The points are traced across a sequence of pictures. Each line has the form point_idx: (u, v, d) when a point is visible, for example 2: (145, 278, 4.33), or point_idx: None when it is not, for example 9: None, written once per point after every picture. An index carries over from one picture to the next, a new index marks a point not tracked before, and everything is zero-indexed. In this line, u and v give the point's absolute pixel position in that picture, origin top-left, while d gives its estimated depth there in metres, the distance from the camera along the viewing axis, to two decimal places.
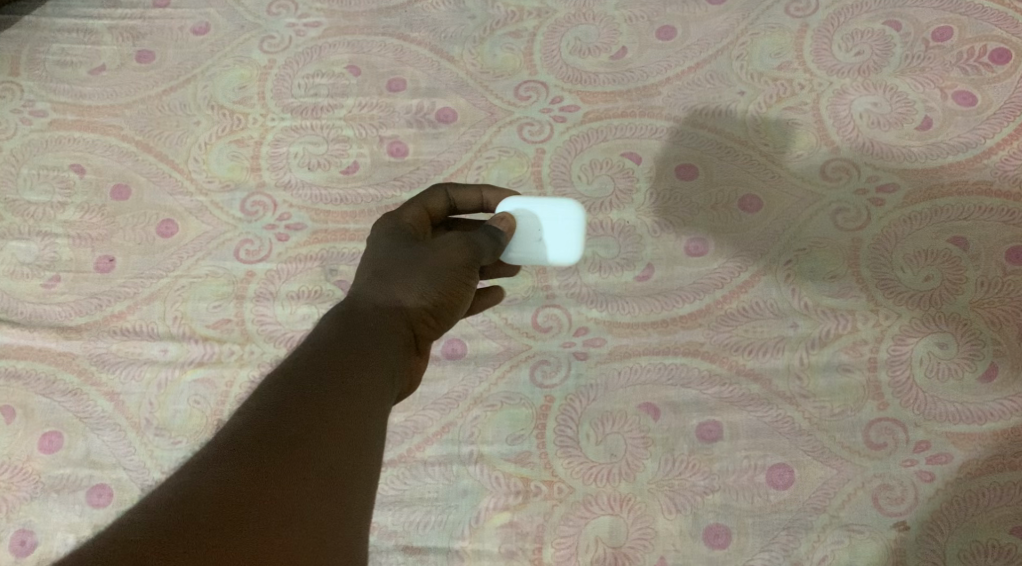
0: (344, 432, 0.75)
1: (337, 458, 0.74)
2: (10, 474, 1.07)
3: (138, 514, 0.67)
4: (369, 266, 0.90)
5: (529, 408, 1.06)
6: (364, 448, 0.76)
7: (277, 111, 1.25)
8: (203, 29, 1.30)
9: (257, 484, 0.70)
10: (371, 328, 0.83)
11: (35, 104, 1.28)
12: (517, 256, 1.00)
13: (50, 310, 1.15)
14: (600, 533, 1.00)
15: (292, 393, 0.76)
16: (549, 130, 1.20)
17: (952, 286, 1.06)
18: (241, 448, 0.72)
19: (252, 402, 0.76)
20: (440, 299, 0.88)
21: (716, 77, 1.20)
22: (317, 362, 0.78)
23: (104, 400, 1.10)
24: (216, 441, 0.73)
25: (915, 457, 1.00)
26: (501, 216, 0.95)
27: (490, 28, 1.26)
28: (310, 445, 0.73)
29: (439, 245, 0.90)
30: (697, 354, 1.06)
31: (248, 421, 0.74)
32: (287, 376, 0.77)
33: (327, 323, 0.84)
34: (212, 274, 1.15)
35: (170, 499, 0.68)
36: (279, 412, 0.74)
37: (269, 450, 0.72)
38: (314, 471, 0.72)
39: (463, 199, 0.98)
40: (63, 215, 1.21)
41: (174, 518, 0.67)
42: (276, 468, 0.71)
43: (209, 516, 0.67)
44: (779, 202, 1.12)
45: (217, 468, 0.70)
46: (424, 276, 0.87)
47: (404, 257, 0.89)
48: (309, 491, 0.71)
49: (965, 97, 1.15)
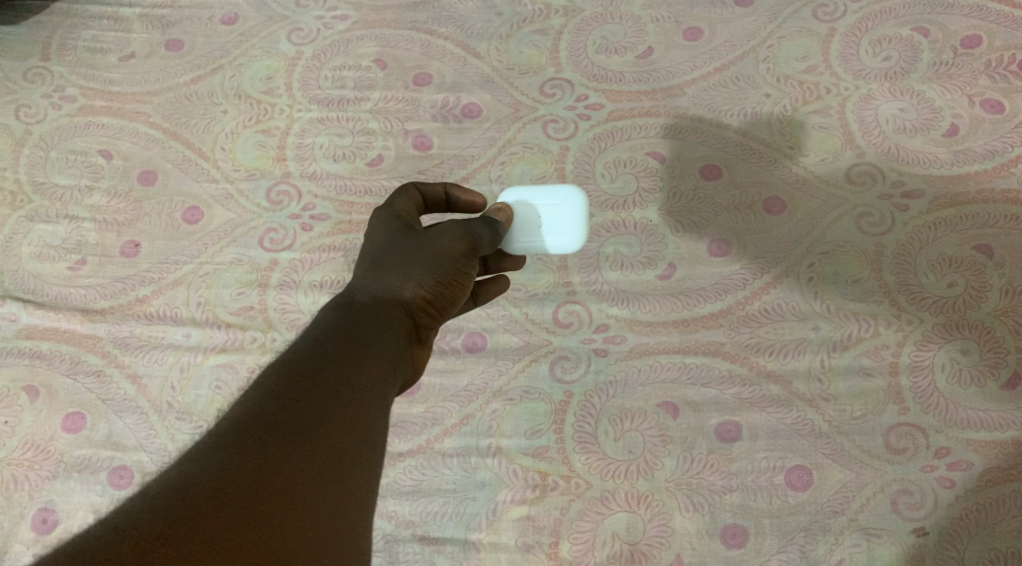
0: (346, 421, 0.75)
1: (339, 442, 0.74)
2: (33, 453, 1.08)
3: (141, 502, 0.67)
4: (368, 258, 0.90)
5: (548, 403, 1.06)
6: (367, 436, 0.76)
7: (303, 102, 1.25)
8: (231, 20, 1.31)
9: (260, 472, 0.70)
10: (373, 320, 0.83)
11: (65, 89, 1.29)
12: (522, 246, 1.02)
13: (76, 293, 1.16)
14: (617, 529, 1.00)
15: (292, 381, 0.76)
16: (573, 128, 1.20)
17: (976, 294, 1.06)
18: (242, 435, 0.71)
19: (251, 390, 0.75)
20: (440, 290, 0.88)
21: (742, 79, 1.20)
22: (317, 352, 0.78)
23: (127, 383, 1.11)
24: (215, 430, 0.72)
25: (935, 463, 1.00)
26: (499, 207, 1.00)
27: (516, 25, 1.27)
28: (313, 431, 0.73)
29: (438, 234, 0.90)
30: (717, 354, 1.06)
31: (247, 410, 0.74)
32: (285, 366, 0.77)
33: (327, 314, 0.83)
34: (236, 262, 1.16)
35: (172, 486, 0.68)
36: (279, 399, 0.74)
37: (270, 436, 0.72)
38: (318, 456, 0.72)
39: (431, 193, 0.97)
40: (90, 200, 1.22)
41: (177, 505, 0.67)
42: (278, 453, 0.71)
43: (212, 503, 0.67)
44: (803, 205, 1.13)
45: (219, 455, 0.70)
46: (423, 266, 0.88)
47: (403, 249, 0.89)
48: (314, 477, 0.72)
49: (993, 105, 1.14)
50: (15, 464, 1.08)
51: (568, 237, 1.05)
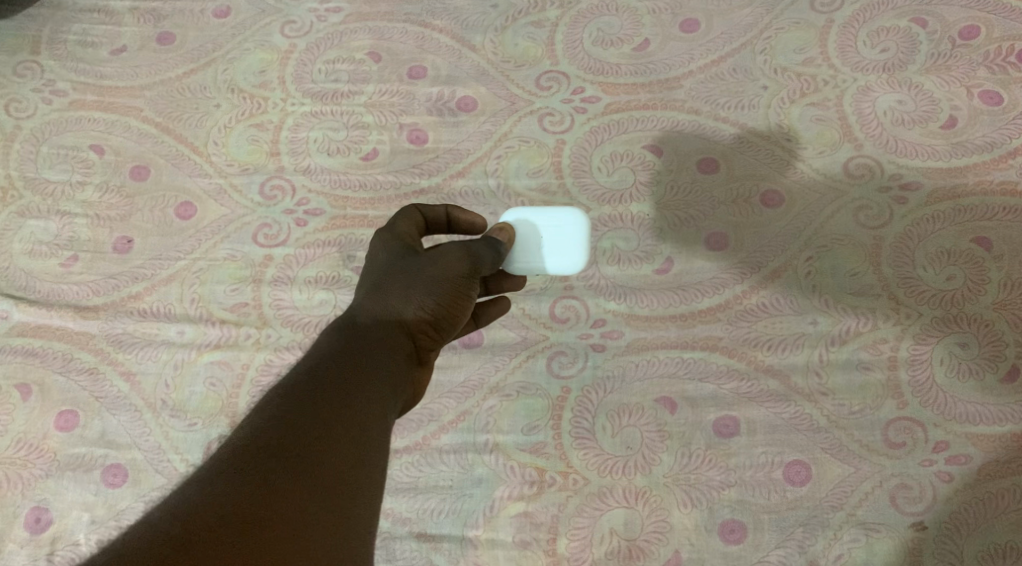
0: (346, 446, 0.75)
1: (340, 465, 0.73)
2: (25, 451, 1.07)
3: (142, 529, 0.67)
4: (368, 280, 0.89)
5: (545, 399, 1.05)
6: (369, 458, 0.75)
7: (297, 96, 1.24)
8: (223, 12, 1.30)
9: (260, 497, 0.69)
10: (372, 342, 0.83)
11: (56, 83, 1.27)
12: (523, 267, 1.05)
13: (69, 290, 1.15)
14: (615, 525, 1.00)
15: (292, 405, 0.75)
16: (569, 121, 1.19)
17: (974, 287, 1.05)
18: (242, 461, 0.71)
19: (252, 416, 0.75)
20: (440, 311, 0.87)
21: (740, 72, 1.19)
22: (317, 376, 0.78)
23: (120, 380, 1.10)
24: (217, 456, 0.72)
25: (934, 457, 0.99)
26: (501, 227, 1.00)
27: (512, 17, 1.26)
28: (313, 456, 0.73)
29: (439, 254, 0.89)
30: (715, 349, 1.06)
31: (248, 435, 0.74)
32: (286, 390, 0.77)
33: (328, 336, 0.83)
34: (230, 258, 1.15)
35: (172, 513, 0.68)
36: (280, 423, 0.74)
37: (270, 461, 0.71)
38: (318, 480, 0.72)
39: (432, 214, 0.96)
40: (82, 195, 1.20)
41: (177, 532, 0.67)
42: (278, 477, 0.71)
43: (212, 529, 0.67)
44: (801, 198, 1.12)
45: (219, 481, 0.70)
46: (423, 288, 0.87)
47: (402, 270, 0.89)
48: (314, 500, 0.71)
49: (991, 97, 1.14)
50: (8, 462, 1.07)
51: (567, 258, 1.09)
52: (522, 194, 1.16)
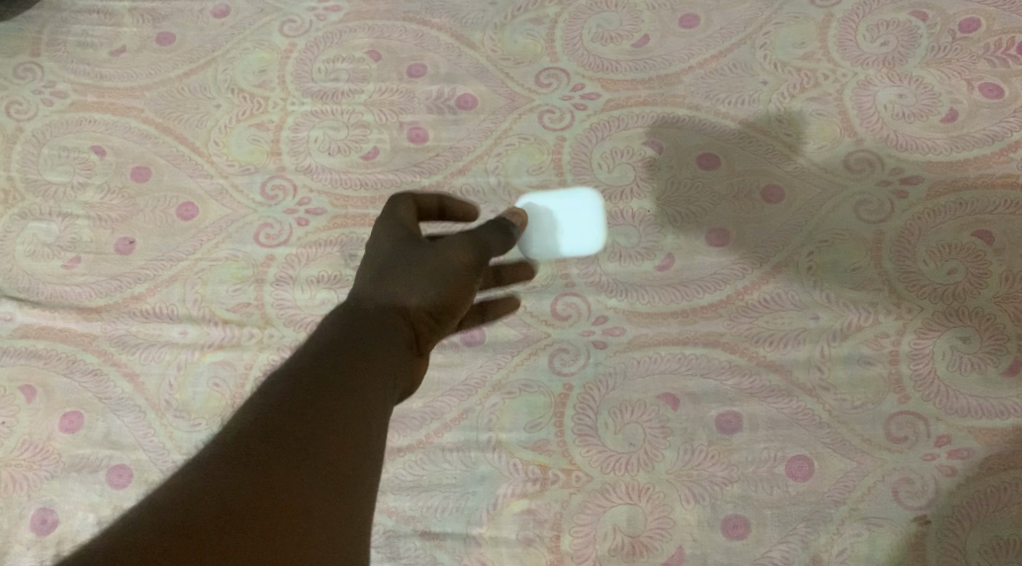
0: (347, 434, 0.75)
1: (342, 452, 0.74)
2: (31, 452, 1.07)
3: (143, 512, 0.66)
4: (370, 271, 0.91)
5: (548, 396, 1.05)
6: (368, 447, 0.76)
7: (297, 95, 1.24)
8: (222, 12, 1.30)
9: (264, 482, 0.69)
10: (373, 332, 0.84)
11: (56, 85, 1.28)
12: (538, 249, 1.12)
13: (72, 291, 1.15)
14: (618, 522, 1.00)
15: (295, 392, 0.76)
16: (569, 118, 1.19)
17: (976, 281, 1.05)
18: (246, 446, 0.71)
19: (254, 403, 0.76)
20: (442, 301, 0.89)
21: (739, 67, 1.19)
22: (319, 365, 0.78)
23: (125, 381, 1.10)
24: (218, 441, 0.72)
25: (936, 452, 0.99)
26: (515, 212, 1.04)
27: (511, 14, 1.26)
28: (317, 442, 0.73)
29: (442, 245, 0.91)
30: (717, 345, 1.06)
31: (251, 421, 0.73)
32: (288, 378, 0.77)
33: (328, 327, 0.84)
34: (232, 258, 1.15)
35: (174, 497, 0.67)
36: (283, 410, 0.74)
37: (274, 446, 0.72)
38: (321, 466, 0.72)
39: (426, 204, 0.99)
40: (84, 197, 1.21)
41: (180, 515, 0.66)
42: (282, 463, 0.71)
43: (215, 512, 0.67)
44: (802, 193, 1.12)
45: (222, 466, 0.70)
46: (426, 277, 0.89)
47: (405, 261, 0.90)
48: (317, 487, 0.71)
49: (992, 90, 1.14)
50: (13, 464, 1.07)
51: (586, 239, 1.12)
52: (523, 191, 1.16)
